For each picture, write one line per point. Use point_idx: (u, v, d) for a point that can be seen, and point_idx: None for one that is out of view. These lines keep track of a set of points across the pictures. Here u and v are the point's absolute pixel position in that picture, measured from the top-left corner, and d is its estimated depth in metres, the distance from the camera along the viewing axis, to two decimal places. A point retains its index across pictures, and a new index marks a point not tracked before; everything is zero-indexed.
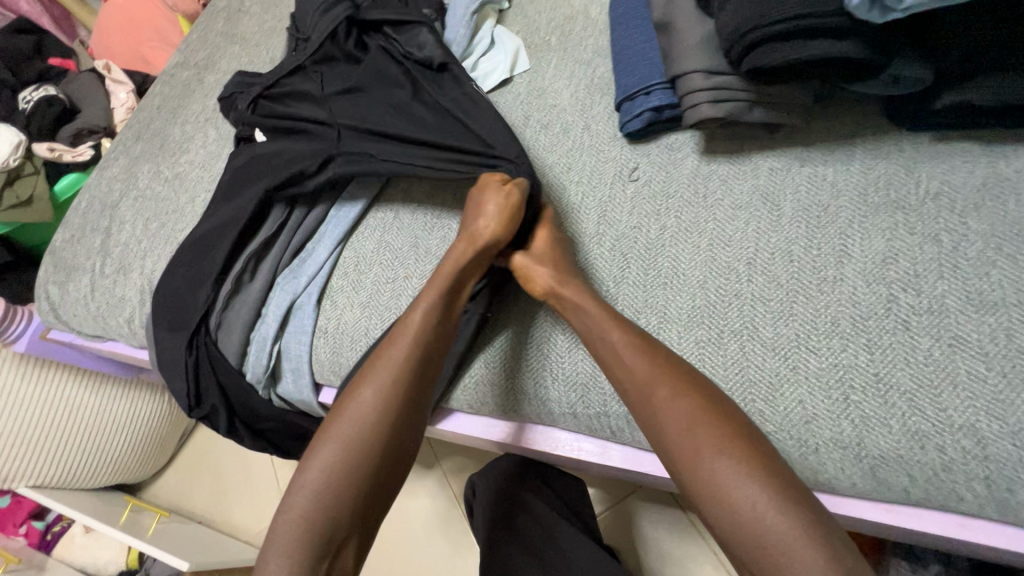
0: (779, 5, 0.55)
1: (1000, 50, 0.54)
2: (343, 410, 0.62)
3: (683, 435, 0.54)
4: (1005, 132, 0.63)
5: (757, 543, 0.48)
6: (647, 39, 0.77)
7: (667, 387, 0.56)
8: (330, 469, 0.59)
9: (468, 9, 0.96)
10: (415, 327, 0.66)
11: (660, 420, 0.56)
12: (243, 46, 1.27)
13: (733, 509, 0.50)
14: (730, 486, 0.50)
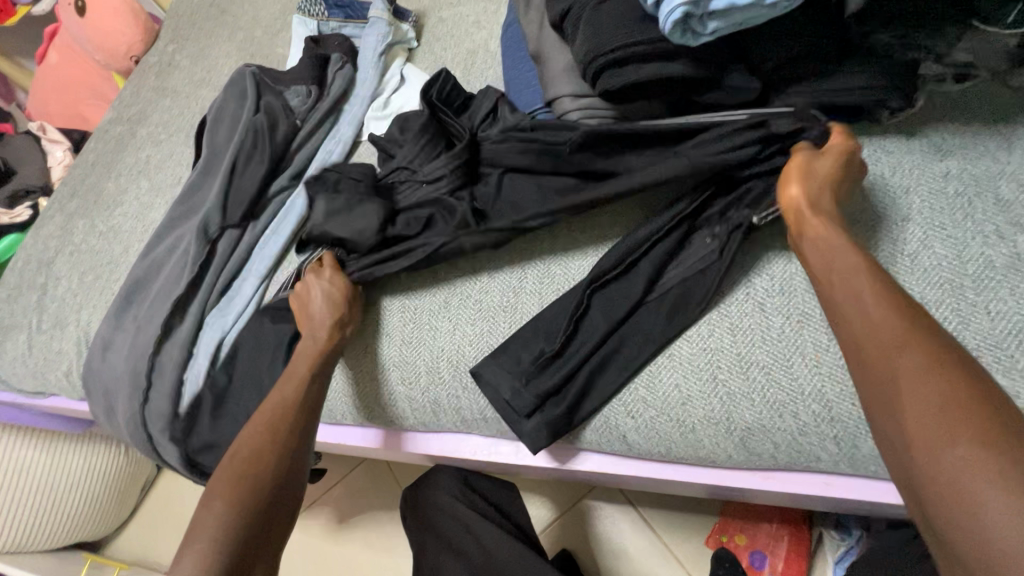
0: (613, 34, 0.62)
1: (808, 59, 0.61)
2: (242, 439, 0.69)
3: (888, 353, 0.47)
4: (839, 128, 0.70)
5: (941, 481, 0.41)
6: (529, 69, 0.84)
7: (878, 307, 0.49)
8: (235, 490, 0.64)
9: (376, 51, 1.04)
10: (289, 387, 0.72)
11: (901, 387, 0.45)
12: (174, 99, 1.32)
13: (919, 439, 0.43)
14: (931, 410, 0.43)
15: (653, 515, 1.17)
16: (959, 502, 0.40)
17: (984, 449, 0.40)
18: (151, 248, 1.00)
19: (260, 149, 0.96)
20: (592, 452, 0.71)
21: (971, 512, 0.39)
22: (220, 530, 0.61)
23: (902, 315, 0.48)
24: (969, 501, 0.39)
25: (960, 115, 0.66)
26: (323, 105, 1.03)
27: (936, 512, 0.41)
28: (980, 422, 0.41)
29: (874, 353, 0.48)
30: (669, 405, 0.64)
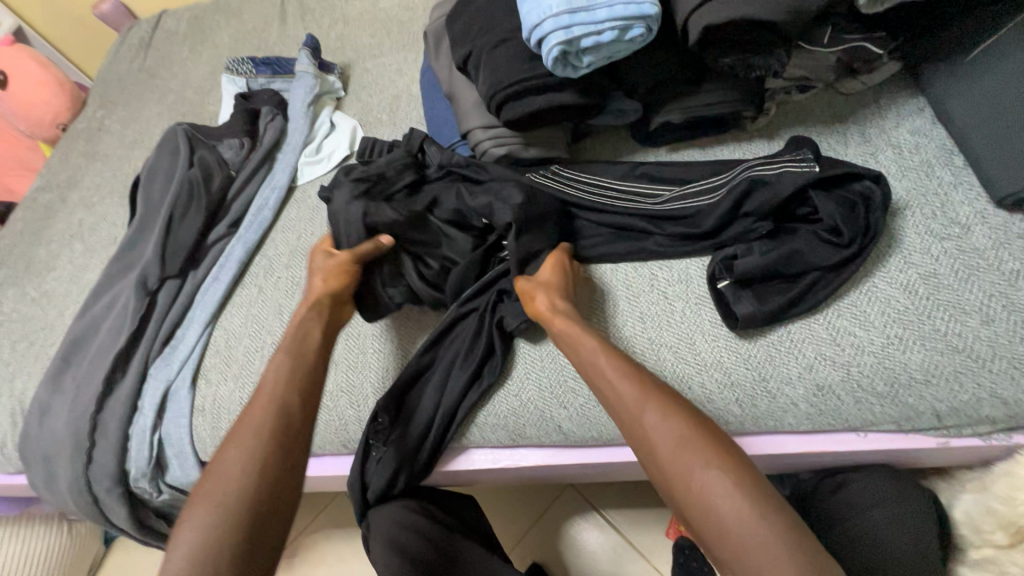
0: (508, 72, 0.72)
1: (673, 81, 0.73)
2: (223, 446, 0.60)
3: (665, 438, 0.51)
4: (714, 137, 0.82)
5: (704, 518, 0.47)
6: (445, 108, 0.93)
7: (649, 396, 0.54)
8: (213, 507, 0.54)
9: (305, 103, 1.11)
10: (269, 377, 0.66)
11: (648, 439, 0.52)
12: (105, 162, 1.34)
13: (689, 503, 0.48)
14: (683, 471, 0.49)
15: (616, 514, 1.21)
16: (724, 533, 0.46)
17: (719, 474, 0.47)
18: (87, 308, 1.00)
19: (196, 201, 1.00)
20: (535, 447, 0.77)
21: (736, 545, 0.45)
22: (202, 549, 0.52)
23: (662, 399, 0.53)
24: (730, 537, 0.45)
25: (807, 119, 0.79)
26: (256, 155, 1.08)
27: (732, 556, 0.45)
28: (725, 471, 0.47)
29: (637, 433, 0.53)
30: (595, 391, 0.71)
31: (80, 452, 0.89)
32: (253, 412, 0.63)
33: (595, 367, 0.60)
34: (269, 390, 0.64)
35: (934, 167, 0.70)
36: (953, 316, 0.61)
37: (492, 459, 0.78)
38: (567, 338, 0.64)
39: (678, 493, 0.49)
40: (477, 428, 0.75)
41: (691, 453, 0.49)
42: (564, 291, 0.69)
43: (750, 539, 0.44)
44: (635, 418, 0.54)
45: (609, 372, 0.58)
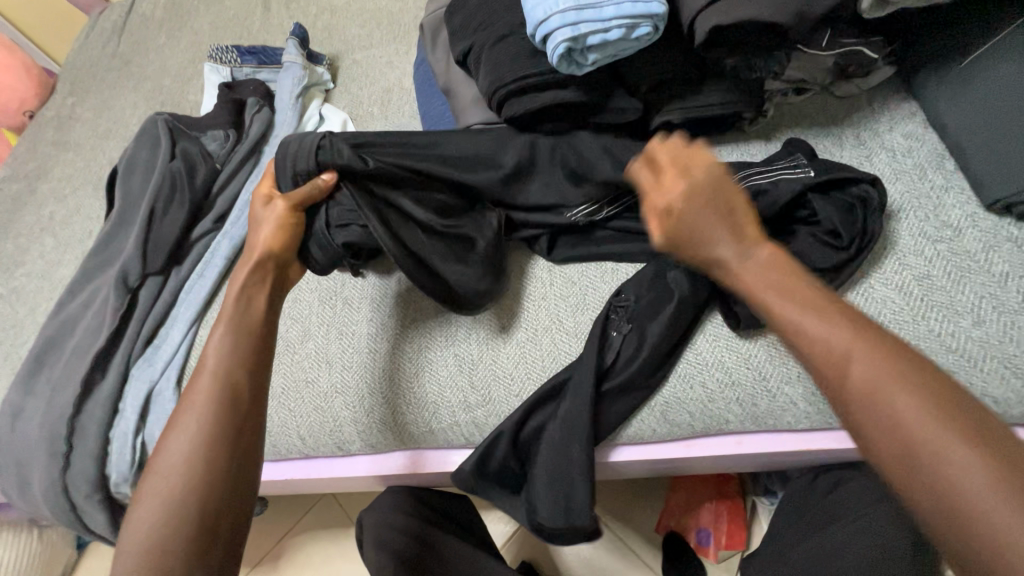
0: (510, 68, 0.70)
1: (675, 81, 0.73)
2: (173, 426, 0.53)
3: (875, 374, 0.40)
4: (712, 138, 0.82)
5: (932, 483, 0.36)
6: (441, 103, 0.91)
7: (847, 327, 0.43)
8: (173, 495, 0.48)
9: (293, 94, 1.08)
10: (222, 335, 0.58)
11: (863, 410, 0.40)
12: (77, 152, 1.27)
13: (878, 438, 0.39)
14: (885, 415, 0.39)
15: (606, 510, 1.22)
16: (943, 491, 0.36)
17: (953, 428, 0.37)
18: (62, 306, 0.95)
19: (180, 195, 0.96)
20: None
21: (965, 518, 0.35)
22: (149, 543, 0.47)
23: (872, 329, 0.43)
24: (953, 499, 0.35)
25: (803, 121, 0.80)
26: (242, 148, 1.04)
27: (944, 524, 0.36)
28: (952, 422, 0.37)
29: (832, 364, 0.43)
30: None
31: (57, 457, 0.85)
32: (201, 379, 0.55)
33: (764, 283, 0.49)
34: (211, 366, 0.55)
35: (926, 171, 0.71)
36: (947, 317, 0.63)
37: None
38: (703, 249, 0.52)
39: (872, 430, 0.40)
40: (477, 428, 0.75)
41: (896, 396, 0.39)
42: (716, 200, 0.52)
43: (975, 504, 0.34)
44: (836, 356, 0.42)
45: (787, 298, 0.47)
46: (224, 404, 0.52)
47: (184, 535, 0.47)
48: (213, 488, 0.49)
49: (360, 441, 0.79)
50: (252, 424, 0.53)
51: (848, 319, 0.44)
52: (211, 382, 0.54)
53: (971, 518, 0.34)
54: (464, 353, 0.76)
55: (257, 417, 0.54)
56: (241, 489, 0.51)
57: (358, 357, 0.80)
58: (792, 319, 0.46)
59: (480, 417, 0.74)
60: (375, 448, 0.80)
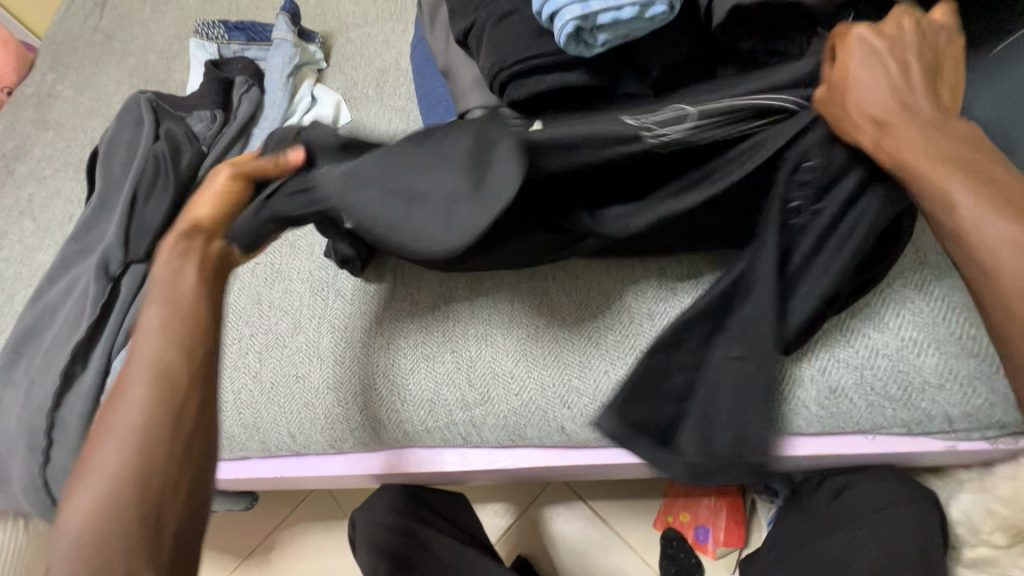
0: (515, 49, 0.66)
1: (689, 65, 0.69)
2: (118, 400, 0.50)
3: (927, 160, 0.47)
4: None
5: (972, 243, 0.45)
6: (439, 85, 0.86)
7: (959, 127, 0.49)
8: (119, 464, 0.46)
9: (283, 73, 1.03)
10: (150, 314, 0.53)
11: (1004, 303, 0.45)
12: (57, 131, 1.22)
13: (982, 253, 0.45)
14: (949, 204, 0.46)
15: (604, 506, 1.21)
16: None
17: (1007, 211, 0.45)
18: (41, 294, 0.91)
19: (163, 178, 0.91)
20: (534, 448, 0.75)
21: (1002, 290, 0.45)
22: (92, 518, 0.44)
23: (948, 138, 0.48)
24: (985, 263, 0.45)
25: None
26: (230, 129, 0.99)
27: (987, 284, 0.46)
28: (993, 190, 0.46)
29: (937, 200, 0.47)
30: (600, 392, 0.68)
31: (36, 451, 0.81)
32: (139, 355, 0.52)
33: (929, 181, 0.47)
34: (140, 349, 0.52)
35: None
36: (970, 320, 0.60)
37: (489, 459, 0.76)
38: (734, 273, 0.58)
39: (950, 227, 0.47)
40: (474, 428, 0.72)
41: (969, 200, 0.45)
42: (918, 121, 0.49)
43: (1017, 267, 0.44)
44: (888, 123, 0.49)
45: (959, 144, 0.48)
46: (167, 380, 0.50)
47: (120, 509, 0.45)
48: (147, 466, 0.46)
49: (354, 439, 0.77)
50: (196, 398, 0.50)
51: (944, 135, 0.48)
52: (147, 359, 0.51)
53: (1005, 295, 0.45)
54: (461, 350, 0.73)
55: (200, 390, 0.51)
56: (193, 455, 0.49)
57: (349, 352, 0.77)
58: (904, 161, 0.48)
59: (478, 415, 0.71)
60: (369, 446, 0.77)
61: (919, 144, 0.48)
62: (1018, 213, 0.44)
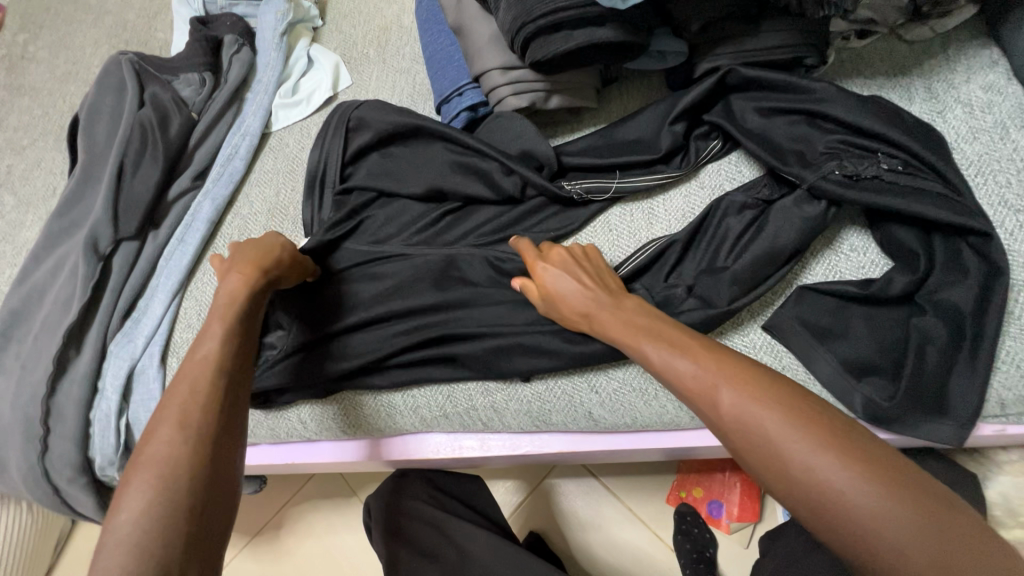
0: (540, 0, 0.60)
1: (732, 17, 0.63)
2: (151, 438, 0.48)
3: (741, 396, 0.44)
4: None
5: (815, 495, 0.39)
6: (449, 43, 0.78)
7: (705, 359, 0.48)
8: (156, 486, 0.45)
9: (276, 31, 0.95)
10: (201, 355, 0.54)
11: (740, 410, 0.43)
12: (34, 97, 1.13)
13: (753, 457, 0.42)
14: (759, 435, 0.42)
15: (615, 482, 1.19)
16: (824, 499, 0.39)
17: (840, 457, 0.39)
18: (28, 273, 0.85)
19: (152, 148, 0.84)
20: (559, 433, 0.71)
21: (844, 519, 0.38)
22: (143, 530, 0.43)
23: (746, 370, 0.46)
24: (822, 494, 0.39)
25: (865, 69, 0.70)
26: (221, 94, 0.92)
27: (838, 541, 0.39)
28: (829, 442, 0.40)
29: (706, 393, 0.46)
30: (630, 373, 0.64)
31: (32, 441, 0.77)
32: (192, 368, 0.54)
33: (633, 327, 0.54)
34: (204, 356, 0.54)
35: (1009, 129, 0.63)
36: None
37: (511, 445, 0.72)
38: (589, 317, 0.58)
39: (765, 469, 0.42)
40: (496, 413, 0.68)
41: (780, 439, 0.41)
42: (593, 272, 0.61)
43: (872, 516, 0.37)
44: (706, 382, 0.46)
45: (658, 339, 0.52)
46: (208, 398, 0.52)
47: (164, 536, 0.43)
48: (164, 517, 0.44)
49: (368, 425, 0.72)
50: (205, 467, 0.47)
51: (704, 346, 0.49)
52: (208, 369, 0.53)
53: (796, 472, 0.40)
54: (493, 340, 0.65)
55: (214, 397, 0.52)
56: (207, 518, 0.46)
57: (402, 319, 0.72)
58: (705, 396, 0.46)
59: (498, 401, 0.68)
60: (383, 433, 0.73)
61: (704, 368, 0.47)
62: (778, 396, 0.43)
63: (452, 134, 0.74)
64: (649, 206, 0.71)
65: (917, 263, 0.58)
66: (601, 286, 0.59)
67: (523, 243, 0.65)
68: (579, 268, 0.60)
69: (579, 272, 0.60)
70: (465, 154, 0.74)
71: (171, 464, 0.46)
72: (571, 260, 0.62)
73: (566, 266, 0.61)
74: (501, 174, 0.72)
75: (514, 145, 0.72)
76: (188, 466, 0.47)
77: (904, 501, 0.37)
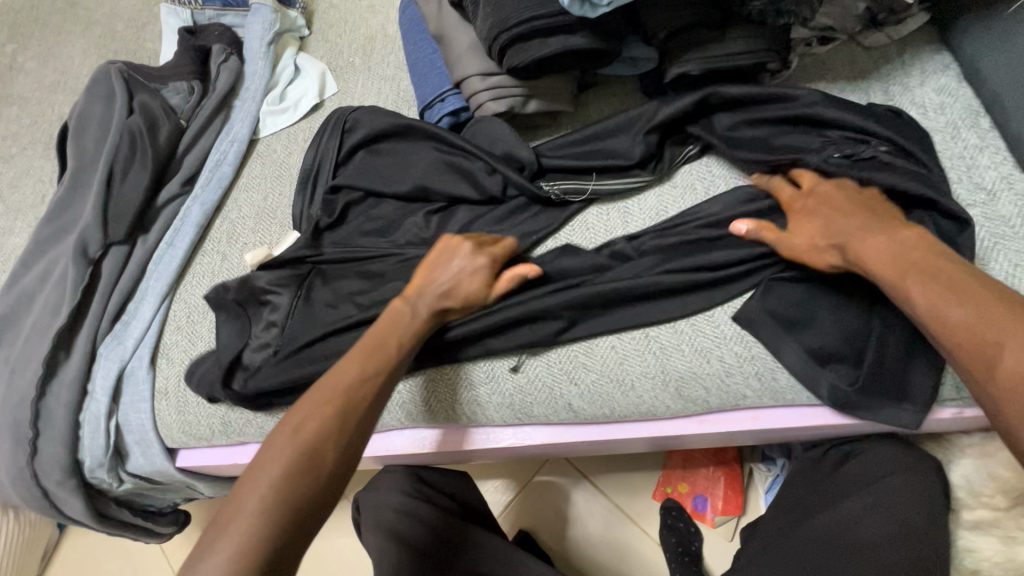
0: (515, 9, 0.63)
1: (699, 25, 0.66)
2: (298, 426, 0.55)
3: (934, 286, 0.51)
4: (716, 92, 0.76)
5: (991, 365, 0.47)
6: (431, 51, 0.81)
7: (911, 239, 0.55)
8: (291, 482, 0.52)
9: (264, 41, 0.97)
10: (382, 366, 0.60)
11: (919, 305, 0.52)
12: (22, 106, 1.14)
13: (953, 339, 0.49)
14: (953, 321, 0.49)
15: (602, 479, 1.21)
16: (1009, 365, 0.46)
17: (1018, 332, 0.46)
18: (17, 278, 0.86)
19: (141, 154, 0.86)
20: (541, 426, 0.73)
21: (1010, 382, 0.45)
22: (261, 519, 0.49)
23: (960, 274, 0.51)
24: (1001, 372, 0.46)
25: (827, 74, 0.74)
26: (209, 102, 0.94)
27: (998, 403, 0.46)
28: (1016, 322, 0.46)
29: (902, 289, 0.53)
30: (608, 365, 0.67)
31: (22, 443, 0.78)
32: (371, 376, 0.60)
33: (899, 273, 0.53)
34: (389, 366, 0.61)
35: (959, 129, 0.67)
36: None
37: (494, 439, 0.73)
38: (895, 252, 0.55)
39: (954, 341, 0.49)
40: (479, 406, 0.70)
41: (1010, 346, 0.46)
42: (862, 199, 0.60)
43: None
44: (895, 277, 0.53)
45: (885, 241, 0.55)
46: (342, 423, 0.56)
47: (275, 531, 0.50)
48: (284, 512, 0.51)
49: None
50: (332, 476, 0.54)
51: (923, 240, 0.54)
52: (370, 389, 0.59)
53: (986, 348, 0.47)
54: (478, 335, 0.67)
55: (364, 418, 0.57)
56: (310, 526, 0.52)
57: None
58: (910, 293, 0.52)
59: (481, 394, 0.70)
60: (371, 427, 0.75)
61: (941, 266, 0.52)
62: (970, 296, 0.49)
63: (439, 134, 0.77)
64: (625, 205, 0.74)
65: None
66: (876, 211, 0.59)
67: (779, 184, 0.65)
68: (852, 194, 0.61)
69: (847, 199, 0.60)
70: (451, 155, 0.77)
71: (309, 465, 0.53)
72: (809, 206, 0.62)
73: (834, 194, 0.61)
74: (485, 174, 0.75)
75: (495, 148, 0.75)
76: (320, 472, 0.53)
77: None
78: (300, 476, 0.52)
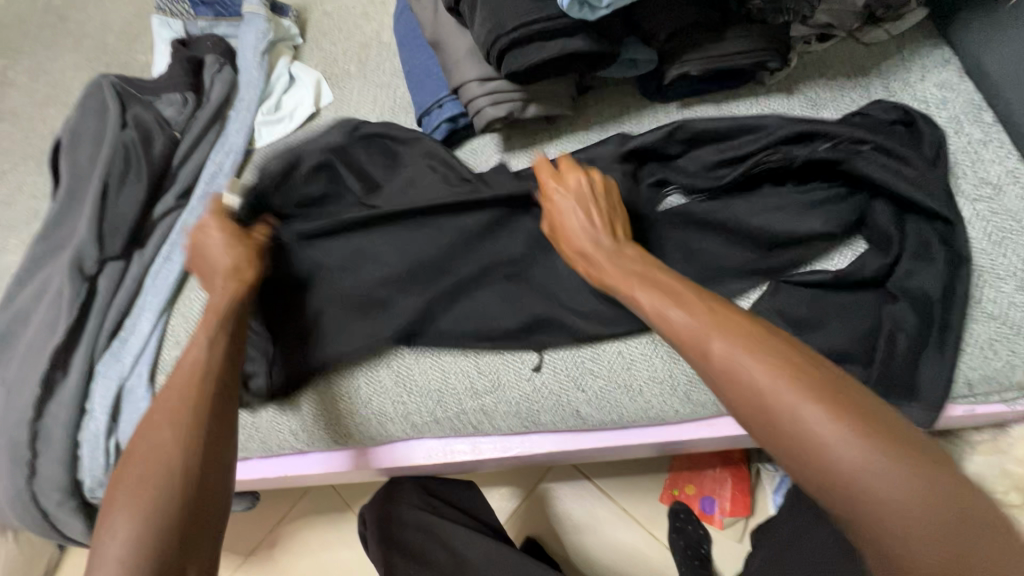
0: (514, 13, 0.62)
1: (698, 25, 0.66)
2: (136, 449, 0.52)
3: (716, 340, 0.47)
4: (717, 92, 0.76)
5: (812, 459, 0.41)
6: (428, 57, 0.81)
7: (696, 311, 0.50)
8: (143, 498, 0.48)
9: (257, 50, 0.96)
10: (189, 362, 0.57)
11: (727, 364, 0.46)
12: (13, 122, 1.13)
13: (755, 419, 0.44)
14: (754, 395, 0.44)
15: (608, 483, 1.20)
16: (815, 454, 0.41)
17: (823, 407, 0.41)
18: (13, 297, 0.85)
19: (135, 169, 0.85)
20: (549, 433, 0.72)
21: (839, 477, 0.40)
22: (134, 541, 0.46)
23: (767, 341, 0.46)
24: (872, 519, 0.39)
25: (827, 71, 0.73)
26: (203, 113, 0.93)
27: (827, 495, 0.41)
28: (823, 399, 0.42)
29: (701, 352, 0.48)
30: (616, 371, 0.66)
31: (19, 465, 0.76)
32: (182, 373, 0.56)
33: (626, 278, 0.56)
34: (182, 370, 0.56)
35: (963, 124, 0.66)
36: (989, 281, 0.59)
37: (502, 447, 0.72)
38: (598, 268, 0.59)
39: (760, 422, 0.44)
40: (485, 416, 0.69)
41: (803, 413, 0.41)
42: (581, 202, 0.61)
43: (887, 487, 0.38)
44: (695, 334, 0.49)
45: (653, 290, 0.54)
46: (182, 419, 0.53)
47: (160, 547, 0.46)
48: (154, 523, 0.47)
49: (360, 434, 0.72)
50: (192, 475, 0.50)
51: (702, 300, 0.51)
52: (188, 381, 0.55)
53: (786, 423, 0.42)
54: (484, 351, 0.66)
55: (206, 407, 0.54)
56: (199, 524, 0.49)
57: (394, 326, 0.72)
58: (705, 349, 0.48)
59: (488, 403, 0.69)
60: (377, 440, 0.73)
61: (725, 318, 0.48)
62: (757, 343, 0.46)
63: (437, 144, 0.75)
64: None
65: (884, 252, 0.61)
66: (602, 220, 0.61)
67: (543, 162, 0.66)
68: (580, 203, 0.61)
69: (579, 202, 0.62)
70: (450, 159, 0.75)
71: (160, 475, 0.49)
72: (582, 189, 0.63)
73: (569, 202, 0.62)
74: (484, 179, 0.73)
75: None
76: (171, 474, 0.50)
77: (874, 442, 0.40)
78: (159, 488, 0.49)
